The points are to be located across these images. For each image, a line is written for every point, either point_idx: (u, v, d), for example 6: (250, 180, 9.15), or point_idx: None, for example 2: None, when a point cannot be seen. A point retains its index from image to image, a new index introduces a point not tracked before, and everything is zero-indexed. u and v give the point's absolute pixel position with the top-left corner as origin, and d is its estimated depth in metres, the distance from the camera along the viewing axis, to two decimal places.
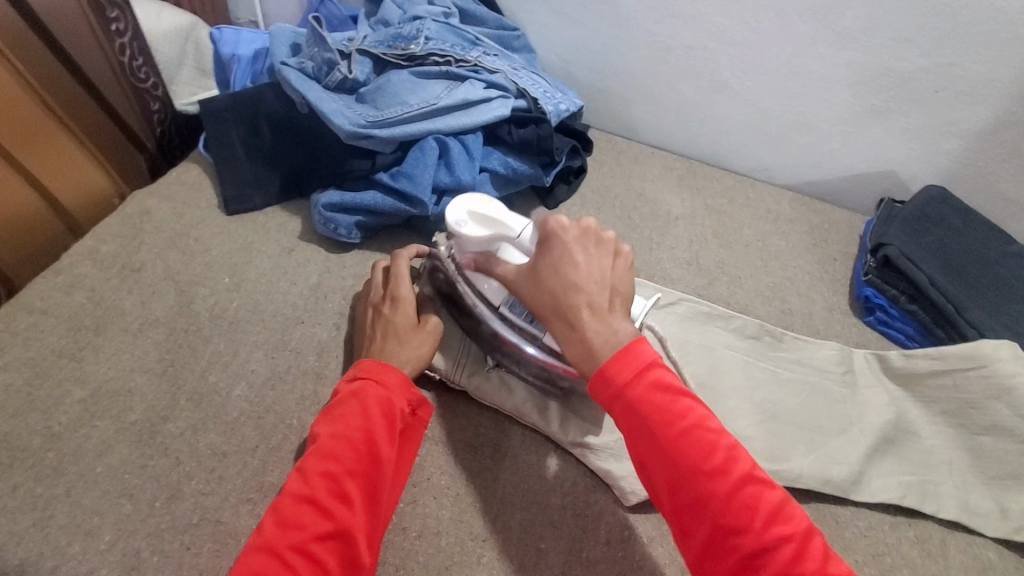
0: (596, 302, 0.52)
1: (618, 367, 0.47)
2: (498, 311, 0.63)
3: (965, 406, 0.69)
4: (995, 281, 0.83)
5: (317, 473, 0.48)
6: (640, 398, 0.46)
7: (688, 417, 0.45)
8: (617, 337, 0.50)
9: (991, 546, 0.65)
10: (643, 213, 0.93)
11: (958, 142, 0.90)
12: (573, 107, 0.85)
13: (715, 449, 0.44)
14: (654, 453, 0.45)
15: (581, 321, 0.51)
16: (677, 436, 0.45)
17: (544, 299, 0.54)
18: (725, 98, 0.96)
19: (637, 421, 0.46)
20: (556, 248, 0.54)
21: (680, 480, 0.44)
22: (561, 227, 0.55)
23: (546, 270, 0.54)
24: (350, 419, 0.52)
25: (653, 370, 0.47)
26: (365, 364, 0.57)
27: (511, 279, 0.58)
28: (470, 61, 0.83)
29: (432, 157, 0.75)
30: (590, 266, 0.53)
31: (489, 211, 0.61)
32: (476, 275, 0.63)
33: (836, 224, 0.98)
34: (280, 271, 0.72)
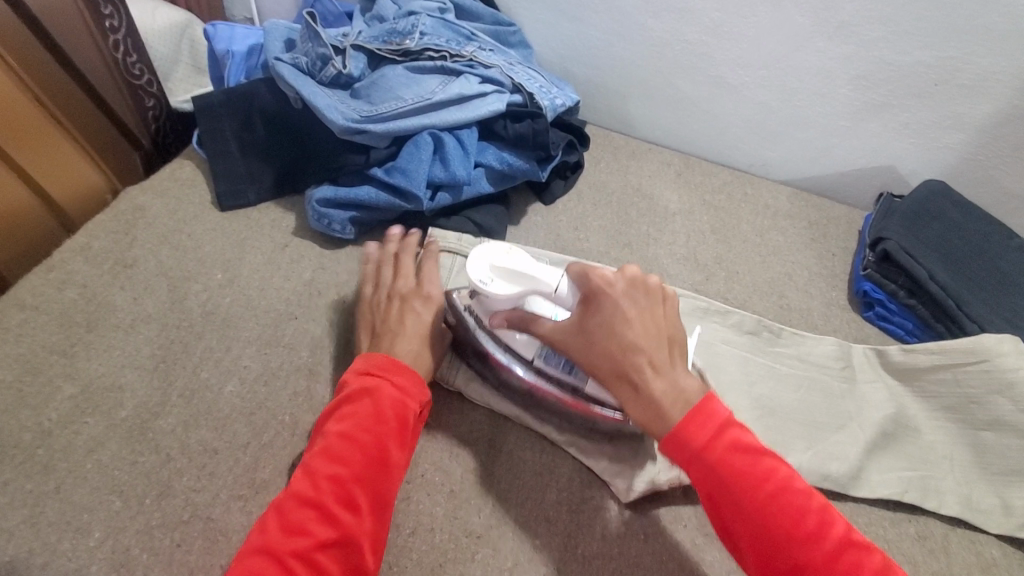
0: (656, 360, 0.50)
1: (695, 429, 0.48)
2: (532, 364, 0.60)
3: (966, 401, 0.68)
4: (995, 276, 0.82)
5: (326, 477, 0.48)
6: (721, 462, 0.47)
7: (773, 479, 0.46)
8: (684, 390, 0.49)
9: (993, 543, 0.64)
10: (640, 208, 0.93)
11: (958, 136, 0.89)
12: (569, 102, 0.84)
13: (806, 512, 0.45)
14: (741, 517, 0.46)
15: (645, 383, 0.49)
16: (766, 500, 0.46)
17: (602, 361, 0.51)
18: (723, 93, 0.95)
19: (722, 487, 0.46)
20: (606, 304, 0.51)
21: (772, 544, 0.45)
22: (606, 280, 0.52)
23: (601, 328, 0.51)
24: (362, 421, 0.51)
25: (729, 429, 0.48)
26: (375, 360, 0.56)
27: (557, 338, 0.54)
28: (465, 55, 0.82)
29: (427, 152, 0.75)
30: (643, 321, 0.51)
31: (516, 264, 0.56)
32: (505, 331, 0.60)
33: (835, 219, 0.98)
34: (274, 267, 0.72)
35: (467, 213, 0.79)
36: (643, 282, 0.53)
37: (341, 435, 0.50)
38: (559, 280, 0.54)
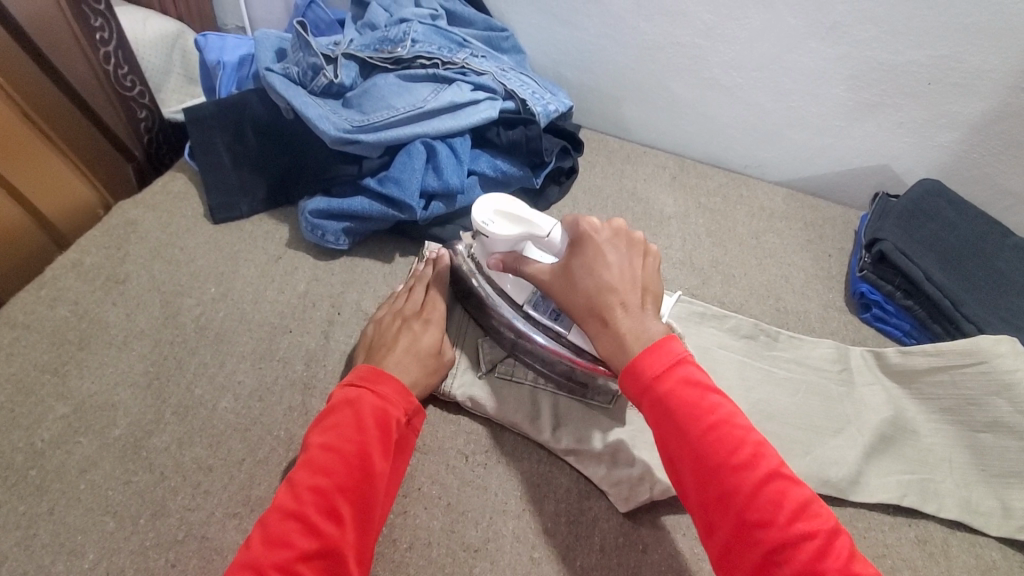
0: (629, 301, 0.53)
1: (646, 361, 0.48)
2: (521, 309, 0.63)
3: (964, 403, 0.68)
4: (992, 274, 0.82)
5: (307, 487, 0.47)
6: (669, 393, 0.47)
7: (716, 412, 0.46)
8: (647, 331, 0.51)
9: (994, 546, 0.64)
10: (635, 213, 0.92)
11: (952, 134, 0.89)
12: (562, 108, 0.84)
13: (743, 444, 0.44)
14: (680, 445, 0.46)
15: (615, 318, 0.52)
16: (705, 429, 0.45)
17: (578, 298, 0.55)
18: (717, 95, 0.95)
19: (664, 414, 0.46)
20: (589, 247, 0.55)
21: (706, 471, 0.44)
22: (592, 227, 0.56)
23: (580, 269, 0.55)
24: (344, 430, 0.50)
25: (682, 366, 0.48)
26: (359, 371, 0.55)
27: (543, 280, 0.58)
28: (457, 63, 0.82)
29: (420, 161, 0.74)
30: (621, 265, 0.54)
31: (516, 210, 0.59)
32: (500, 274, 0.63)
33: (830, 219, 0.97)
34: (267, 280, 0.71)
35: (461, 221, 0.79)
36: (626, 233, 0.56)
37: (323, 445, 0.49)
38: (553, 227, 0.58)
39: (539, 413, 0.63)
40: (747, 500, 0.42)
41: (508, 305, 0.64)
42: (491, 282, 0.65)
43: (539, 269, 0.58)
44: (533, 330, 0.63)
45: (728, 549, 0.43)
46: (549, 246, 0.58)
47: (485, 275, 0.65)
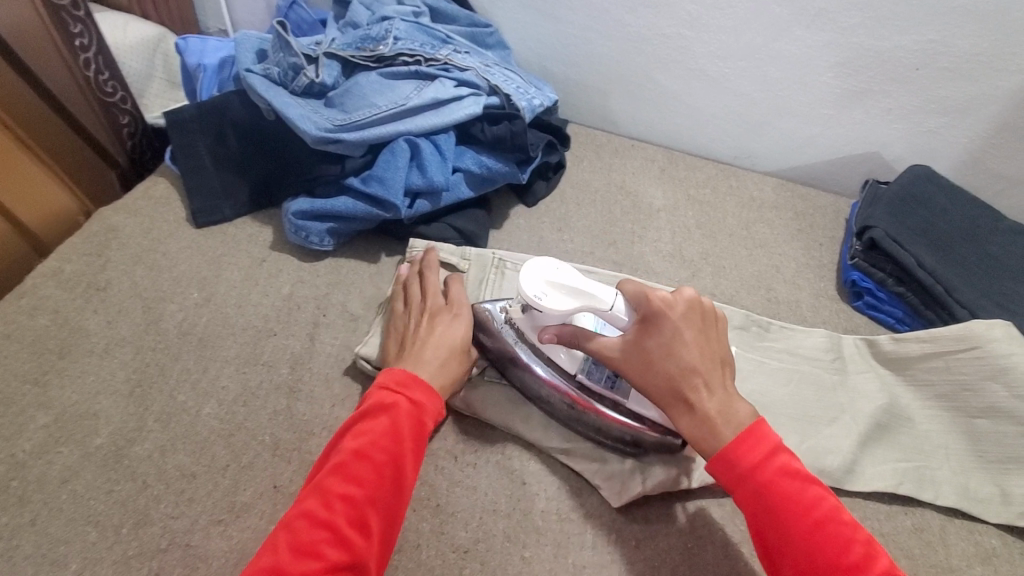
0: (711, 383, 0.52)
1: (743, 450, 0.49)
2: (576, 379, 0.61)
3: (959, 389, 0.67)
4: (985, 259, 0.81)
5: (339, 496, 0.46)
6: (769, 483, 0.47)
7: (821, 507, 0.46)
8: (736, 413, 0.51)
9: (994, 533, 0.63)
10: (624, 206, 0.92)
11: (941, 119, 0.89)
12: (547, 102, 0.83)
13: (852, 543, 0.45)
14: (784, 539, 0.46)
15: (702, 403, 0.51)
16: (809, 525, 0.46)
17: (657, 381, 0.53)
18: (704, 86, 0.94)
19: (766, 507, 0.47)
20: (665, 327, 0.53)
21: (812, 568, 0.44)
22: (664, 302, 0.53)
23: (658, 347, 0.53)
24: (379, 438, 0.49)
25: (780, 456, 0.49)
26: (394, 374, 0.54)
27: (614, 356, 0.56)
28: (440, 59, 0.81)
29: (403, 159, 0.73)
30: (699, 346, 0.53)
31: (571, 284, 0.55)
32: (551, 346, 0.60)
33: (821, 208, 0.97)
34: (251, 283, 0.70)
35: (447, 219, 0.78)
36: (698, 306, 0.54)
37: (356, 452, 0.48)
38: (614, 301, 0.54)
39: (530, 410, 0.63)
40: None
41: (560, 374, 0.61)
42: (538, 352, 0.61)
43: (606, 344, 0.56)
44: (587, 397, 0.60)
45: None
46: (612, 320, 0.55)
47: (531, 344, 0.61)
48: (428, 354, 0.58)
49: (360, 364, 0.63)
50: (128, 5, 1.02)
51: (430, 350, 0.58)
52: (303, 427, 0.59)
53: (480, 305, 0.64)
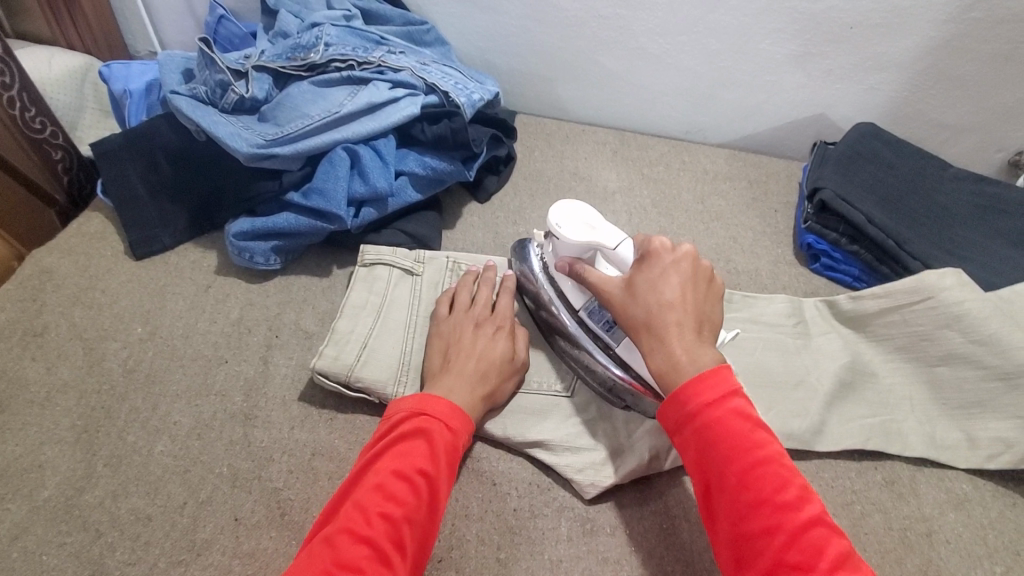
0: (685, 325, 0.50)
1: (696, 387, 0.46)
2: (577, 314, 0.62)
3: (918, 340, 0.68)
4: (934, 209, 0.82)
5: (379, 513, 0.45)
6: (716, 420, 0.45)
7: (765, 449, 0.45)
8: (702, 358, 0.48)
9: (963, 478, 0.64)
10: (579, 192, 0.91)
11: (882, 75, 0.89)
12: (488, 95, 0.81)
13: (789, 485, 0.43)
14: (722, 474, 0.44)
15: (670, 336, 0.49)
16: (750, 465, 0.44)
17: (634, 312, 0.52)
18: (647, 64, 0.94)
19: (708, 446, 0.45)
20: (654, 265, 0.53)
21: (746, 507, 0.43)
22: (662, 248, 0.54)
23: (642, 283, 0.53)
24: (420, 461, 0.49)
25: (734, 399, 0.46)
26: (436, 402, 0.53)
27: (599, 287, 0.57)
28: (374, 61, 0.79)
29: (343, 168, 0.71)
30: (685, 291, 0.52)
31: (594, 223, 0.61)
32: (562, 277, 0.63)
33: (773, 174, 0.97)
34: (198, 311, 0.68)
35: (397, 224, 0.76)
36: (696, 261, 0.53)
37: (398, 472, 0.47)
38: (621, 242, 0.58)
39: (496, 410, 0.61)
40: (790, 539, 0.41)
41: (565, 308, 0.64)
42: (553, 283, 0.65)
43: (599, 277, 0.57)
44: (584, 335, 0.62)
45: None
46: (616, 259, 0.58)
47: (550, 275, 0.66)
48: (470, 365, 0.58)
49: (318, 379, 0.60)
50: (33, 29, 0.95)
51: (473, 362, 0.58)
52: (262, 455, 0.57)
53: (526, 245, 0.69)
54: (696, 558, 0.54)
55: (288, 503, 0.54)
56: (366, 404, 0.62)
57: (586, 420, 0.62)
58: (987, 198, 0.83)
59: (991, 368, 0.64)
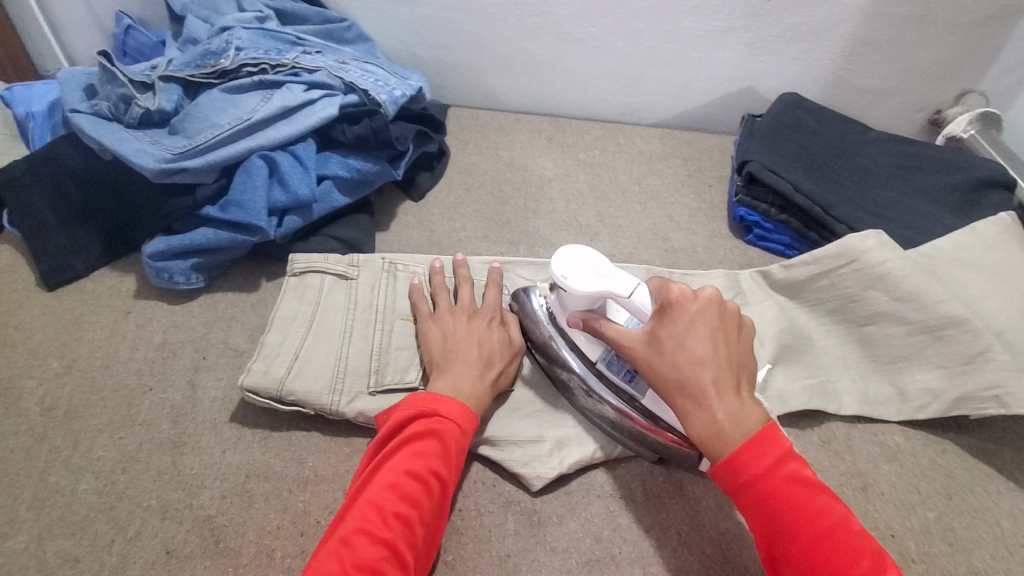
0: (722, 382, 0.48)
1: (749, 456, 0.45)
2: (595, 367, 0.58)
3: (847, 302, 0.70)
4: (858, 172, 0.84)
5: (395, 515, 0.45)
6: (776, 492, 0.44)
7: (827, 517, 0.43)
8: (747, 418, 0.47)
9: (896, 430, 0.67)
10: (515, 182, 0.90)
11: (802, 45, 0.91)
12: (410, 91, 0.79)
13: (860, 555, 0.42)
14: (789, 546, 0.43)
15: (709, 399, 0.47)
16: (815, 536, 0.43)
17: (666, 371, 0.49)
18: (575, 49, 0.93)
19: (769, 515, 0.44)
20: (679, 317, 0.50)
21: None
22: (683, 295, 0.51)
23: (670, 339, 0.50)
24: (433, 462, 0.49)
25: (790, 463, 0.45)
26: (447, 401, 0.52)
27: (622, 342, 0.53)
28: (287, 64, 0.76)
29: (261, 177, 0.68)
30: (714, 343, 0.49)
31: (599, 267, 0.56)
32: (574, 330, 0.59)
33: (707, 150, 0.99)
34: (119, 339, 0.65)
35: (326, 230, 0.73)
36: (720, 305, 0.51)
37: (412, 473, 0.48)
38: (635, 288, 0.54)
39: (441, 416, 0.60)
40: None
41: (580, 361, 0.59)
42: (563, 335, 0.60)
43: (620, 333, 0.53)
44: (604, 389, 0.58)
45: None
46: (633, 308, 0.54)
47: (558, 329, 0.61)
48: (473, 353, 0.58)
49: (249, 397, 0.58)
50: None
51: (475, 350, 0.58)
52: (192, 483, 0.55)
53: (526, 294, 0.65)
54: (642, 537, 0.55)
55: (223, 529, 0.52)
56: (302, 418, 0.60)
57: (531, 412, 0.61)
58: (907, 158, 0.86)
59: (915, 323, 0.66)
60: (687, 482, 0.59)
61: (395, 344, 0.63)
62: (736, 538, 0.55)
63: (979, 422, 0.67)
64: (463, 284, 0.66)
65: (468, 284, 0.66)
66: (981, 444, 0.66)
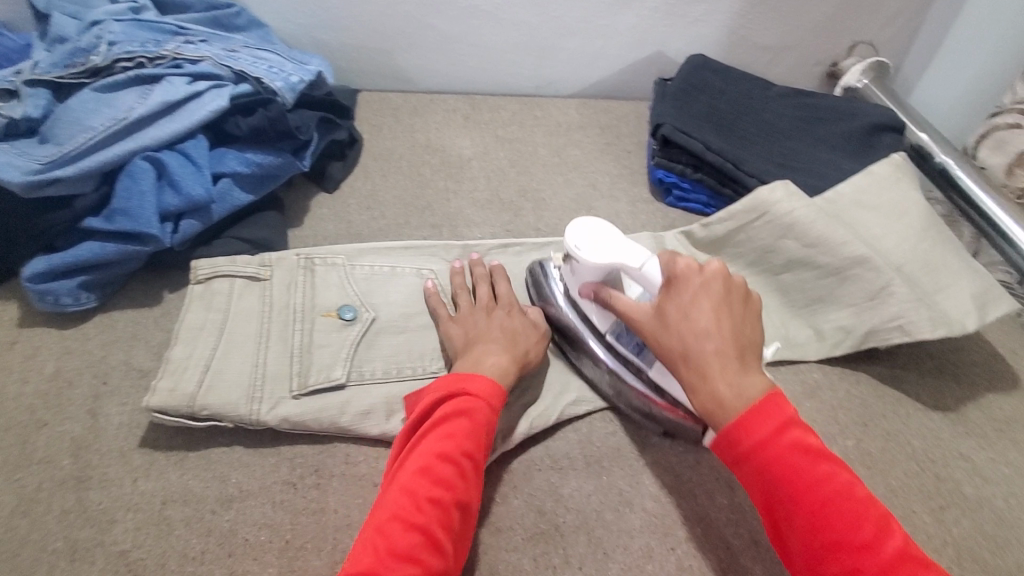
0: (726, 354, 0.48)
1: (746, 426, 0.45)
2: (606, 339, 0.61)
3: (763, 253, 0.72)
4: (764, 127, 0.87)
5: (429, 500, 0.45)
6: (777, 460, 0.44)
7: (832, 484, 0.43)
8: (748, 388, 0.47)
9: (816, 368, 0.70)
10: (433, 164, 0.87)
11: (703, 6, 0.93)
12: (309, 76, 0.74)
13: (865, 522, 0.42)
14: (793, 518, 0.43)
15: (712, 369, 0.48)
16: (819, 504, 0.43)
17: (669, 342, 0.51)
18: (482, 22, 0.90)
19: (769, 484, 0.44)
20: (682, 291, 0.51)
21: (822, 548, 0.42)
22: (687, 270, 0.52)
23: (674, 311, 0.51)
24: (464, 443, 0.48)
25: (791, 430, 0.45)
26: (475, 380, 0.52)
27: (631, 313, 0.55)
28: (167, 55, 0.71)
29: (147, 181, 0.63)
30: (719, 316, 0.50)
31: (614, 240, 0.58)
32: (586, 300, 0.62)
33: (623, 117, 0.99)
34: (3, 373, 0.59)
35: (231, 231, 0.69)
36: (726, 279, 0.51)
37: (442, 456, 0.47)
38: (645, 261, 0.55)
39: (370, 410, 0.57)
40: None
41: (593, 333, 0.62)
42: (577, 308, 0.63)
43: (629, 305, 0.55)
44: (617, 361, 0.61)
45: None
46: (643, 280, 0.55)
47: (573, 301, 0.64)
48: (498, 335, 0.59)
49: (156, 418, 0.53)
50: None
51: (498, 331, 0.59)
52: (102, 518, 0.51)
53: (544, 266, 0.68)
54: (585, 504, 0.55)
55: (140, 563, 0.49)
56: (223, 432, 0.56)
57: None
58: (809, 110, 0.90)
59: (824, 266, 0.69)
60: (624, 445, 0.60)
61: (317, 343, 0.60)
62: (674, 492, 0.57)
63: (887, 351, 0.72)
64: (485, 286, 0.66)
65: (492, 285, 0.66)
66: (890, 371, 0.70)
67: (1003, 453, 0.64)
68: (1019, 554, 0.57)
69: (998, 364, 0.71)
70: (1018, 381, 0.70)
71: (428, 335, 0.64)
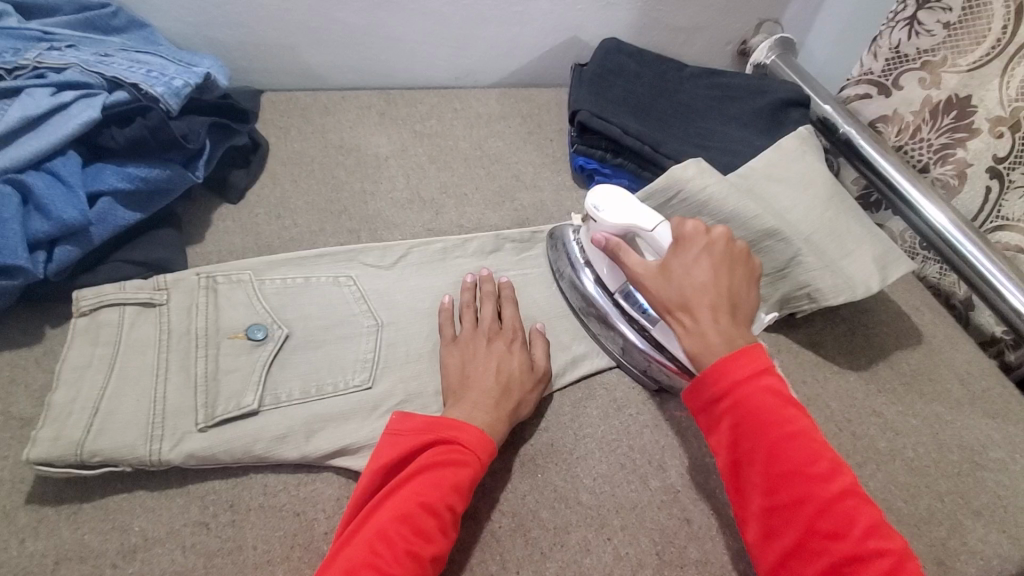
0: (719, 308, 0.52)
1: (726, 367, 0.48)
2: (614, 299, 0.64)
3: None
4: (679, 110, 0.88)
5: (407, 551, 0.44)
6: (750, 397, 0.46)
7: (797, 424, 0.46)
8: (738, 340, 0.50)
9: None
10: (347, 165, 0.83)
11: None
12: (196, 79, 0.67)
13: (820, 458, 0.45)
14: (755, 449, 0.45)
15: (702, 317, 0.51)
16: (779, 440, 0.45)
17: (670, 293, 0.54)
18: (390, 12, 0.86)
19: (739, 421, 0.46)
20: (689, 249, 0.55)
21: (778, 478, 0.44)
22: (695, 232, 0.57)
23: (676, 266, 0.55)
24: (449, 496, 0.47)
25: (766, 377, 0.47)
26: (467, 430, 0.51)
27: (636, 270, 0.58)
28: (28, 64, 0.63)
29: (9, 207, 0.56)
30: (716, 274, 0.54)
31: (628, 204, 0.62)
32: (600, 261, 0.65)
33: (544, 105, 0.98)
34: None
35: (119, 254, 0.63)
36: (729, 242, 0.56)
37: (426, 506, 0.46)
38: (658, 224, 0.59)
39: (286, 435, 0.54)
40: (824, 509, 0.43)
41: (603, 292, 0.65)
42: (590, 266, 0.67)
43: (634, 262, 0.58)
44: (624, 318, 0.64)
45: (786, 557, 0.43)
46: (653, 242, 0.59)
47: (585, 258, 0.68)
48: (490, 380, 0.56)
49: (41, 471, 0.48)
50: None
51: (492, 377, 0.56)
52: None
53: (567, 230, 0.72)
54: (520, 506, 0.54)
55: None
56: (123, 477, 0.52)
57: (393, 407, 0.58)
58: (720, 89, 0.91)
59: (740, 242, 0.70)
60: (557, 440, 0.59)
61: (223, 368, 0.56)
62: (608, 481, 0.57)
63: (804, 319, 0.74)
64: (490, 307, 0.64)
65: (494, 306, 0.64)
66: (807, 337, 0.73)
67: (910, 406, 0.68)
68: (928, 500, 0.60)
69: (902, 321, 0.76)
70: (922, 336, 0.74)
71: (347, 346, 0.61)
